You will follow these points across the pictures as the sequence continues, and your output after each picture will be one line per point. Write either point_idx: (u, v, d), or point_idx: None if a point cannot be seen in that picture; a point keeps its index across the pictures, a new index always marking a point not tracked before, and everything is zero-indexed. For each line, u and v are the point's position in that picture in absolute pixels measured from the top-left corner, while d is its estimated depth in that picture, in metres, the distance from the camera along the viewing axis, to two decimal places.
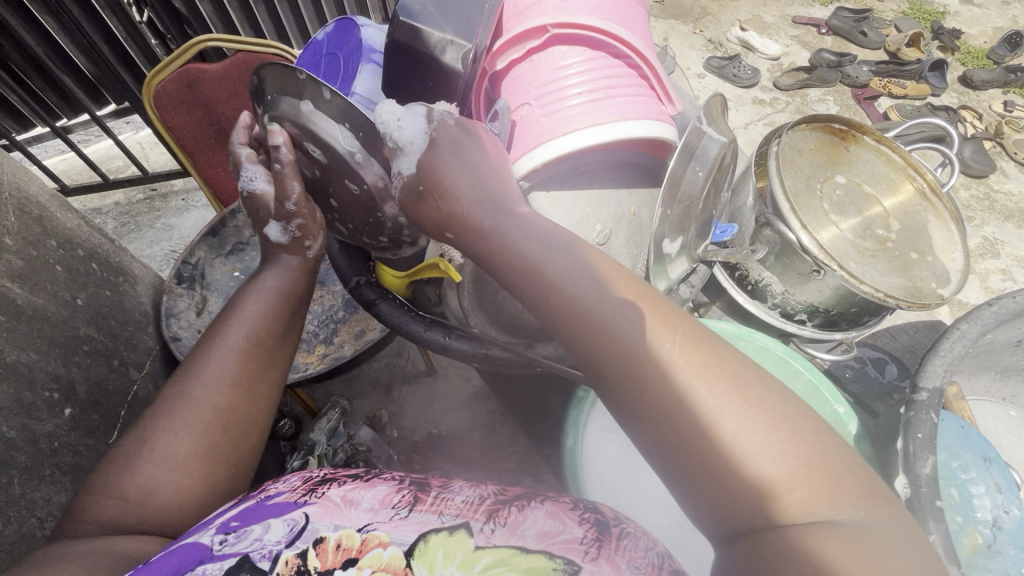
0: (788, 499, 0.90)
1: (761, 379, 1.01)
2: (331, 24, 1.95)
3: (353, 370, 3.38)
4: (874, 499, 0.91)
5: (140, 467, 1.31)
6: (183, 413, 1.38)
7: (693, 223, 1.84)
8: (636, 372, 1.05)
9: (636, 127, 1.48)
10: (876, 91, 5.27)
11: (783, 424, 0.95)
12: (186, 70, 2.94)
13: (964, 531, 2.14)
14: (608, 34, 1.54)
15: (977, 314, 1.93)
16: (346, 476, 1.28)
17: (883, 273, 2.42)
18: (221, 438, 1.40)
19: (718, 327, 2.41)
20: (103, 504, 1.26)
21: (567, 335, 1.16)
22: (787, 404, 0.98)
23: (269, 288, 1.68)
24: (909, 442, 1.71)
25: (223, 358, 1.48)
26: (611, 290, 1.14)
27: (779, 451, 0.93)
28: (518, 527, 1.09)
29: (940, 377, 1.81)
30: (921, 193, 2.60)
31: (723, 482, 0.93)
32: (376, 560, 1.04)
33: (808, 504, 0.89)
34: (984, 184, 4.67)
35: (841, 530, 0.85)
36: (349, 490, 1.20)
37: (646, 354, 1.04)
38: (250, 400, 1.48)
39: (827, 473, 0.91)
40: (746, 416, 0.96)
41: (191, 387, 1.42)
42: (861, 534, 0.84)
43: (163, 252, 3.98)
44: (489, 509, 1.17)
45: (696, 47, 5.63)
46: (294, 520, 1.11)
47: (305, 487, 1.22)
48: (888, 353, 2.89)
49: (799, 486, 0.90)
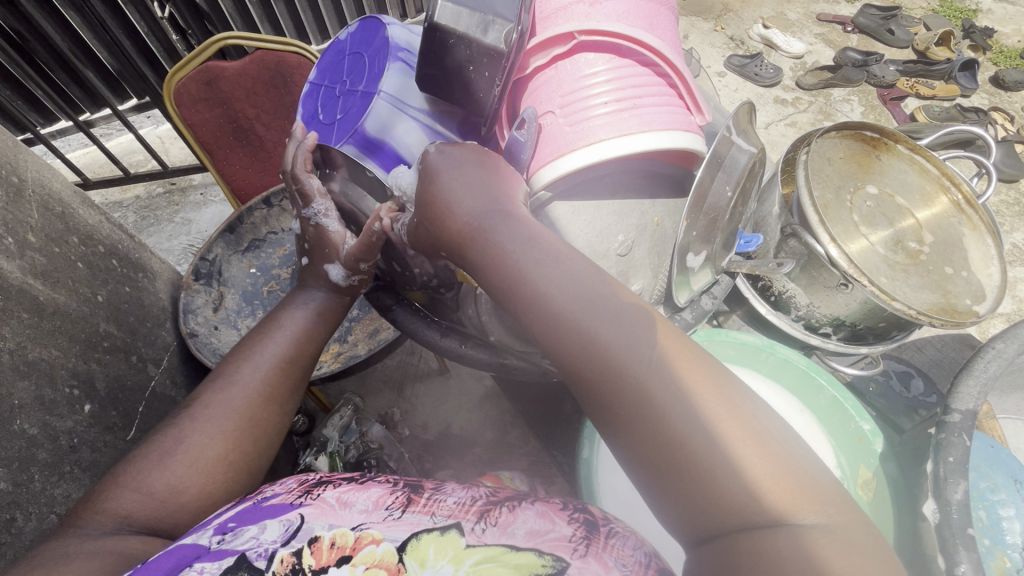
0: (759, 503, 0.86)
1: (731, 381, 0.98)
2: (353, 24, 1.93)
3: (366, 369, 3.38)
4: (842, 505, 0.88)
5: (168, 465, 1.30)
6: (215, 416, 1.39)
7: (719, 235, 1.80)
8: (610, 370, 1.01)
9: (662, 138, 1.45)
10: (903, 92, 5.12)
11: (751, 427, 0.92)
12: (206, 67, 2.96)
13: (992, 555, 2.04)
14: (636, 41, 1.49)
15: (1014, 334, 1.86)
16: (341, 479, 1.29)
17: (916, 287, 2.34)
18: (249, 447, 1.41)
19: (740, 338, 2.35)
20: (126, 498, 1.24)
21: (541, 333, 1.12)
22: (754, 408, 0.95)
23: (304, 303, 1.71)
24: (940, 466, 1.66)
25: (257, 367, 1.50)
26: (584, 286, 1.10)
27: (762, 453, 0.89)
28: (509, 526, 1.10)
29: (973, 399, 1.75)
30: (956, 205, 2.51)
31: (698, 484, 0.90)
32: (368, 557, 1.05)
33: (779, 509, 0.86)
34: (1015, 189, 4.52)
35: (823, 534, 0.83)
36: (345, 491, 1.22)
37: (619, 353, 1.01)
38: (278, 412, 1.50)
39: (797, 477, 0.88)
40: (727, 416, 0.93)
41: (227, 392, 1.44)
42: (830, 540, 0.82)
43: (181, 246, 4.01)
44: (487, 505, 1.18)
45: (717, 45, 5.52)
46: (289, 519, 1.13)
47: (300, 489, 1.24)
48: (914, 367, 2.81)
49: (769, 490, 0.86)
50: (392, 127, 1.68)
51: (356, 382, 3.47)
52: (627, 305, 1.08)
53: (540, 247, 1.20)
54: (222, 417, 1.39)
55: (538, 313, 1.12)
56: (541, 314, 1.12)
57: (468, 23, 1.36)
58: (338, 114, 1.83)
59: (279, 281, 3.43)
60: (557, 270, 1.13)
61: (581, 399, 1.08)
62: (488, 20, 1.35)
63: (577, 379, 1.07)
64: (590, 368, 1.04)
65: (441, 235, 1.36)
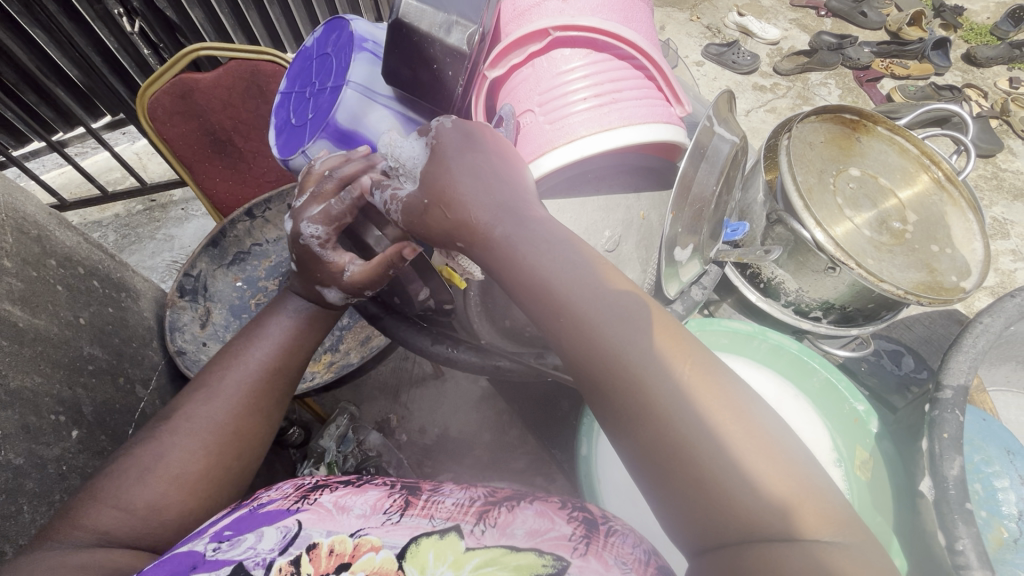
0: (773, 517, 0.86)
1: (748, 393, 0.98)
2: (320, 27, 1.90)
3: (360, 377, 3.35)
4: (853, 524, 0.88)
5: (150, 482, 1.26)
6: (199, 430, 1.35)
7: (705, 225, 1.79)
8: (630, 375, 0.99)
9: (644, 131, 1.43)
10: (878, 73, 5.17)
11: (771, 442, 0.91)
12: (179, 80, 2.91)
13: (989, 526, 2.08)
14: (613, 35, 1.48)
15: (1000, 307, 1.89)
16: (338, 482, 1.26)
17: (903, 268, 2.36)
18: (233, 462, 1.38)
19: (732, 326, 2.36)
20: (102, 514, 1.20)
21: (557, 335, 1.10)
22: (772, 422, 0.95)
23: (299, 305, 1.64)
24: (935, 443, 1.67)
25: (246, 377, 1.46)
26: (604, 289, 1.09)
27: (774, 464, 0.89)
28: (507, 527, 1.09)
29: (964, 374, 1.76)
30: (937, 183, 2.54)
31: (705, 489, 0.89)
32: (368, 563, 1.03)
33: (792, 524, 0.85)
34: (992, 164, 4.58)
35: (836, 550, 0.83)
36: (341, 498, 1.18)
37: (639, 357, 0.99)
38: (265, 423, 1.47)
39: (813, 495, 0.88)
40: (740, 423, 0.92)
41: (212, 405, 1.39)
42: (847, 558, 0.81)
43: (164, 263, 3.95)
44: (486, 507, 1.15)
45: (694, 35, 5.53)
46: (287, 527, 1.10)
47: (298, 495, 1.20)
48: (904, 345, 2.84)
49: (786, 504, 0.86)
50: (364, 117, 1.67)
51: (350, 391, 3.43)
52: (642, 309, 1.06)
53: (556, 243, 1.18)
54: (204, 434, 1.35)
55: (549, 316, 1.11)
56: (551, 317, 1.11)
57: (434, 22, 1.36)
58: (309, 114, 1.81)
59: (267, 293, 3.38)
60: (568, 273, 1.11)
61: (595, 401, 1.06)
62: (454, 20, 1.36)
63: (586, 381, 1.06)
64: (601, 370, 1.03)
65: (449, 227, 1.33)
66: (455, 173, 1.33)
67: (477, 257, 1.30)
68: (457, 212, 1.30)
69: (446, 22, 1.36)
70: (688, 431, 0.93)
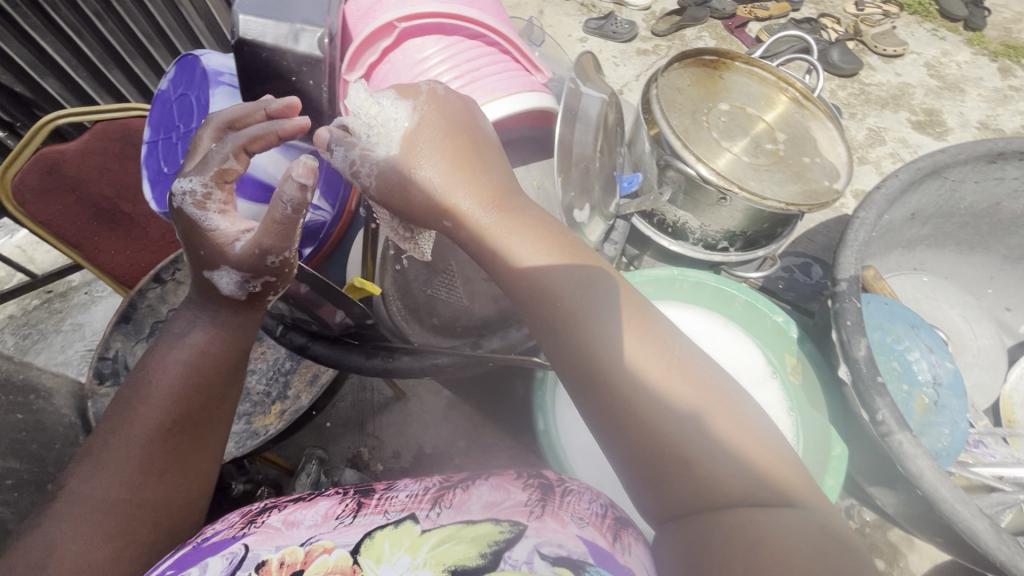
0: (745, 495, 1.04)
1: (699, 366, 1.18)
2: (171, 69, 1.84)
3: (317, 419, 3.23)
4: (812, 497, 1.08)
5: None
6: (95, 513, 1.21)
7: (595, 182, 1.86)
8: (599, 371, 1.16)
9: (508, 99, 1.47)
10: (745, 19, 5.52)
11: (720, 404, 1.13)
12: (41, 155, 2.67)
13: (912, 396, 2.33)
14: (457, 17, 1.54)
15: (870, 201, 2.09)
16: (288, 501, 1.27)
17: (781, 184, 2.54)
18: (149, 532, 1.25)
19: (652, 275, 2.47)
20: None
21: (531, 315, 1.25)
22: (715, 386, 1.16)
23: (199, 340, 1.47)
24: (842, 332, 1.83)
25: (139, 440, 1.29)
26: (564, 274, 1.23)
27: (727, 426, 1.10)
28: (463, 505, 1.19)
29: (852, 266, 1.94)
30: (796, 102, 2.78)
31: (676, 446, 1.08)
32: (323, 565, 1.04)
33: (757, 513, 1.01)
34: (856, 80, 5.02)
35: (795, 515, 1.01)
36: (287, 519, 1.17)
37: (607, 353, 1.16)
38: (182, 486, 1.34)
39: (774, 475, 1.07)
40: (701, 404, 1.12)
41: (105, 483, 1.24)
42: (810, 531, 0.98)
43: (78, 355, 3.65)
44: (435, 494, 1.23)
45: (570, 12, 5.68)
46: (240, 553, 1.08)
47: (253, 527, 1.17)
48: (813, 257, 3.07)
49: (752, 495, 1.04)
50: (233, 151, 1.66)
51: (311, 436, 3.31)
52: (599, 289, 1.21)
53: (509, 228, 1.26)
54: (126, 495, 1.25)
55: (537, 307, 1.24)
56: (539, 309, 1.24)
57: (275, 33, 1.37)
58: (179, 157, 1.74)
59: None
60: (525, 272, 1.24)
61: (576, 397, 1.21)
62: (296, 28, 1.36)
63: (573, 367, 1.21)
64: (583, 359, 1.18)
65: (409, 202, 1.31)
66: (413, 142, 1.29)
67: (457, 232, 1.31)
68: (410, 191, 1.30)
69: (290, 30, 1.37)
70: (656, 399, 1.12)
